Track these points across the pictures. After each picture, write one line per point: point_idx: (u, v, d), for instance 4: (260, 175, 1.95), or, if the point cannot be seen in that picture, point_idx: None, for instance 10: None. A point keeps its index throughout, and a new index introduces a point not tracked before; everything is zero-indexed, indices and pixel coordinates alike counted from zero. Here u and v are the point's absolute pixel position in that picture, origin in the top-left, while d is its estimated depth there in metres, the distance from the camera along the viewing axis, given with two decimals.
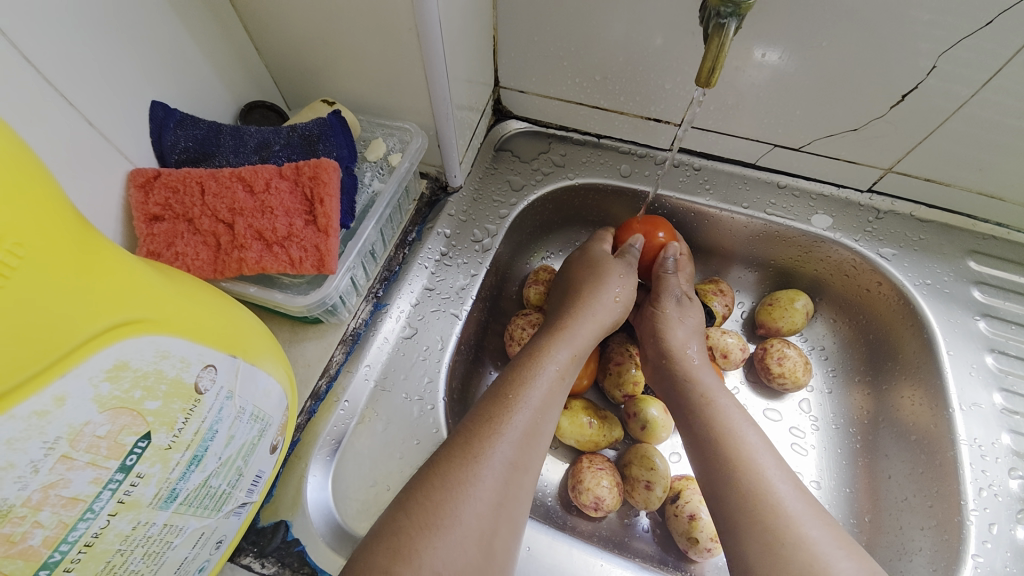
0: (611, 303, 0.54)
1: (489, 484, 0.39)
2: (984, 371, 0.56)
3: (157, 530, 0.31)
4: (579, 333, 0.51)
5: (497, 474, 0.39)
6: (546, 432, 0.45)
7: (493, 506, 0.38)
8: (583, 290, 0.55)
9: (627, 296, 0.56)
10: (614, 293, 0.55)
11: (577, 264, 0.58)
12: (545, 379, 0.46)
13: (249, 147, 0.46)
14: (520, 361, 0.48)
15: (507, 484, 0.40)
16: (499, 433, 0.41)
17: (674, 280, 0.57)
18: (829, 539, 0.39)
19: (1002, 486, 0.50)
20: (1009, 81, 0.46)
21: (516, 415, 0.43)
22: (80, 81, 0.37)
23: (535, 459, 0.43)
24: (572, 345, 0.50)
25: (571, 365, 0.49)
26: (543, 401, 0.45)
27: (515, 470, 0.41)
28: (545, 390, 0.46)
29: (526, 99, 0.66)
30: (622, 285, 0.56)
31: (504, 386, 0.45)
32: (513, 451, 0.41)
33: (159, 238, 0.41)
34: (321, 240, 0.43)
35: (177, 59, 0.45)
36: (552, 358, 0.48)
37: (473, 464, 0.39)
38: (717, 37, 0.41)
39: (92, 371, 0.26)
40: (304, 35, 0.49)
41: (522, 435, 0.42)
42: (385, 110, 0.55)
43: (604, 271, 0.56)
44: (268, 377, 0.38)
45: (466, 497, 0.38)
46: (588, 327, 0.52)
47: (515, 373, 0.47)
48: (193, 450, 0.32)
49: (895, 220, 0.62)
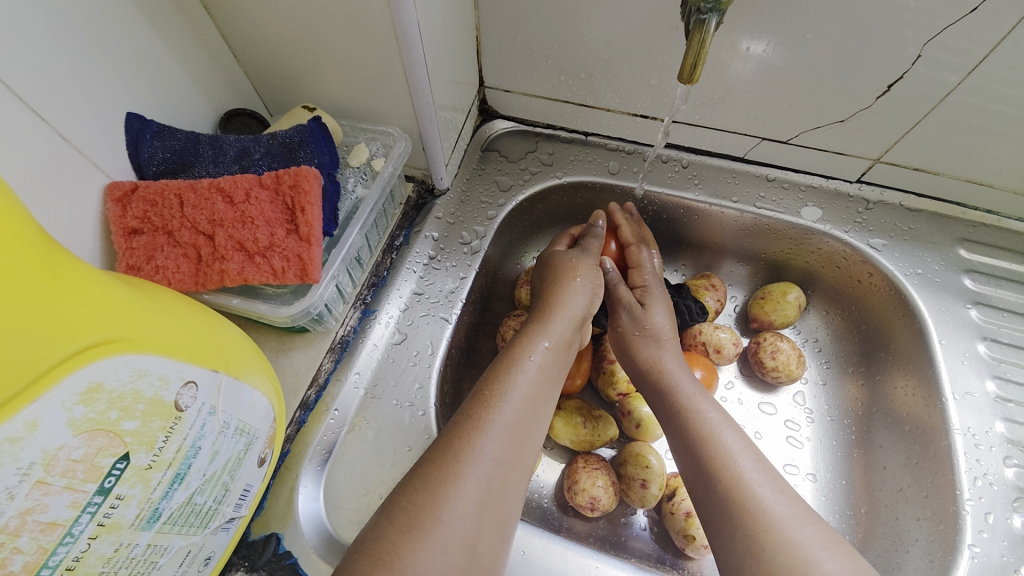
0: (575, 282, 0.54)
1: (473, 483, 0.38)
2: (977, 359, 0.56)
3: (141, 550, 0.31)
4: (554, 323, 0.50)
5: (480, 473, 0.39)
6: (533, 427, 0.44)
7: (477, 507, 0.38)
8: (557, 279, 0.54)
9: (589, 280, 0.55)
10: (574, 273, 0.54)
11: (541, 269, 0.58)
12: (525, 372, 0.46)
13: (229, 156, 0.46)
14: (501, 357, 0.48)
15: (491, 484, 0.39)
16: (480, 432, 0.41)
17: (623, 292, 0.58)
18: (815, 540, 0.39)
19: (997, 475, 0.50)
20: (997, 65, 0.46)
21: (497, 411, 0.42)
22: (54, 95, 0.36)
23: (525, 461, 0.43)
24: (549, 334, 0.49)
25: (552, 357, 0.48)
26: (526, 396, 0.44)
27: (501, 468, 0.40)
28: (526, 385, 0.45)
29: (512, 98, 0.65)
30: (580, 268, 0.55)
31: (486, 383, 0.45)
32: (498, 450, 0.41)
33: (139, 251, 0.40)
34: (304, 249, 0.43)
35: (154, 70, 0.44)
36: (528, 351, 0.47)
37: (457, 463, 0.39)
38: (698, 33, 0.40)
39: (65, 395, 0.25)
40: (282, 41, 0.48)
41: (506, 432, 0.42)
42: (368, 114, 0.54)
43: (563, 260, 0.56)
44: (252, 391, 0.38)
45: (448, 498, 0.37)
46: (561, 316, 0.51)
47: (495, 370, 0.46)
48: (175, 468, 0.32)
49: (884, 211, 0.62)
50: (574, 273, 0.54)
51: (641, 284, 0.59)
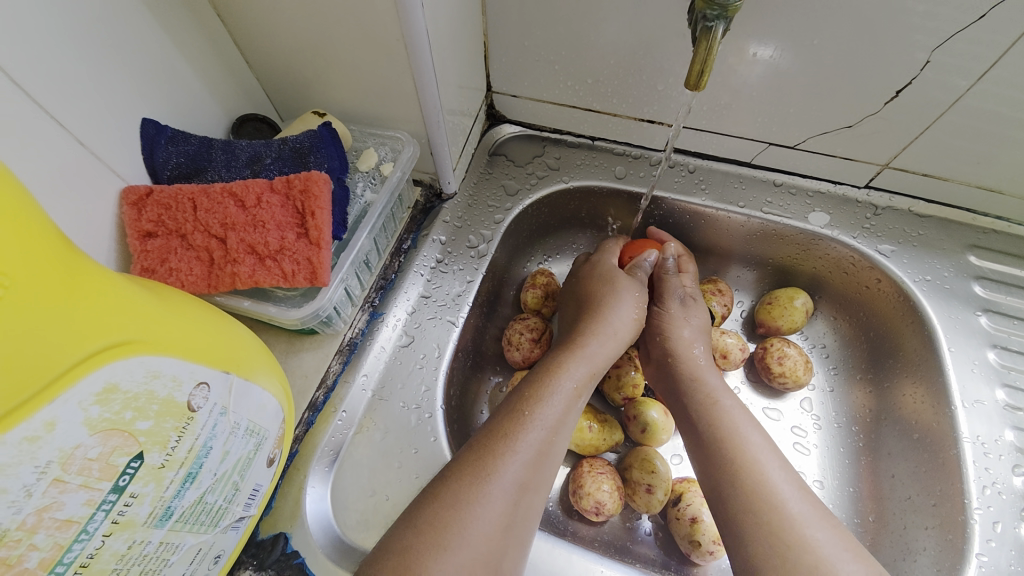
0: (626, 313, 0.54)
1: (498, 504, 0.39)
2: (987, 367, 0.55)
3: (153, 548, 0.32)
4: (596, 348, 0.51)
5: (506, 496, 0.39)
6: (558, 454, 0.44)
7: (502, 528, 0.38)
8: (598, 305, 0.54)
9: (640, 295, 0.55)
10: (625, 300, 0.54)
11: (587, 278, 0.58)
12: (562, 396, 0.46)
13: (241, 160, 0.46)
14: (537, 375, 0.48)
15: (515, 506, 0.40)
16: (511, 452, 0.41)
17: (677, 281, 0.57)
18: (835, 542, 0.39)
19: (1006, 484, 0.50)
20: (1006, 71, 0.46)
21: (530, 434, 0.43)
22: (71, 101, 0.37)
23: (544, 481, 0.43)
24: (590, 362, 0.50)
25: (588, 384, 0.49)
26: (559, 422, 0.45)
27: (524, 491, 0.41)
28: (561, 410, 0.45)
29: (519, 103, 0.66)
30: (637, 299, 0.55)
31: (518, 403, 0.45)
32: (524, 472, 0.41)
33: (153, 254, 0.41)
34: (314, 253, 0.43)
35: (168, 74, 0.45)
36: (569, 376, 0.48)
37: (483, 483, 0.39)
38: (705, 41, 0.40)
39: (80, 396, 0.26)
40: (295, 48, 0.49)
41: (535, 455, 0.42)
42: (377, 119, 0.55)
43: (615, 285, 0.56)
44: (263, 391, 0.38)
45: (474, 516, 0.38)
46: (603, 341, 0.52)
47: (529, 391, 0.46)
48: (187, 468, 0.32)
49: (893, 216, 0.62)
50: (629, 285, 0.56)
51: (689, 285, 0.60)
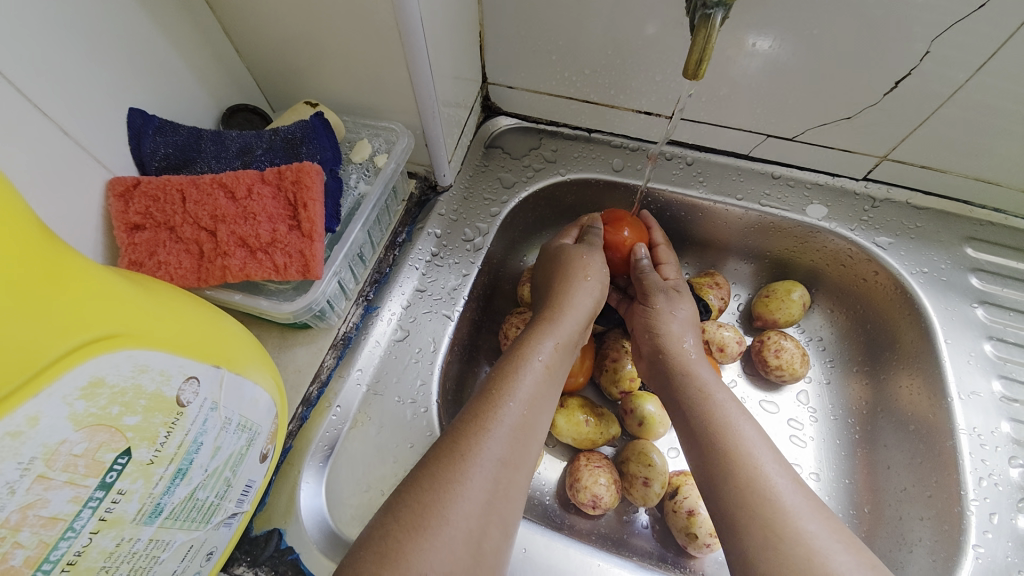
0: (585, 282, 0.53)
1: (480, 484, 0.38)
2: (983, 359, 0.55)
3: (143, 545, 0.31)
4: (563, 322, 0.50)
5: (486, 473, 0.39)
6: (536, 429, 0.44)
7: (483, 506, 0.37)
8: (562, 278, 0.54)
9: (592, 259, 0.55)
10: (585, 271, 0.54)
11: (548, 258, 0.57)
12: (531, 371, 0.46)
13: (232, 151, 0.46)
14: (508, 355, 0.48)
15: (497, 483, 0.39)
16: (488, 430, 0.41)
17: (655, 276, 0.57)
18: (828, 534, 0.38)
19: (1001, 475, 0.50)
20: (1005, 62, 0.45)
21: (503, 410, 0.42)
22: (55, 90, 0.36)
23: (528, 459, 0.42)
24: (556, 334, 0.49)
25: (558, 356, 0.48)
26: (531, 395, 0.44)
27: (505, 468, 0.40)
28: (532, 384, 0.45)
29: (515, 95, 0.65)
30: (588, 263, 0.55)
31: (493, 382, 0.45)
32: (503, 449, 0.40)
33: (141, 247, 0.40)
34: (306, 245, 0.43)
35: (155, 63, 0.44)
36: (537, 350, 0.47)
37: (465, 463, 0.38)
38: (704, 29, 0.40)
39: (65, 389, 0.25)
40: (286, 37, 0.48)
41: (511, 430, 0.41)
42: (370, 110, 0.54)
43: (570, 257, 0.55)
44: (254, 386, 0.38)
45: (455, 497, 0.37)
46: (570, 315, 0.51)
47: (503, 368, 0.46)
48: (177, 463, 0.32)
49: (891, 208, 0.61)
50: (578, 255, 0.55)
51: (670, 277, 0.60)
